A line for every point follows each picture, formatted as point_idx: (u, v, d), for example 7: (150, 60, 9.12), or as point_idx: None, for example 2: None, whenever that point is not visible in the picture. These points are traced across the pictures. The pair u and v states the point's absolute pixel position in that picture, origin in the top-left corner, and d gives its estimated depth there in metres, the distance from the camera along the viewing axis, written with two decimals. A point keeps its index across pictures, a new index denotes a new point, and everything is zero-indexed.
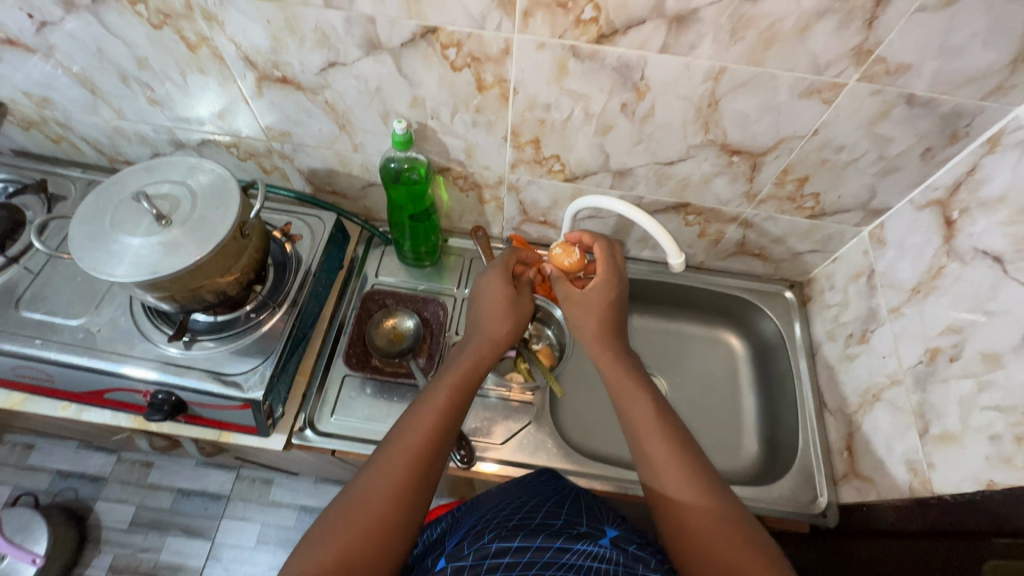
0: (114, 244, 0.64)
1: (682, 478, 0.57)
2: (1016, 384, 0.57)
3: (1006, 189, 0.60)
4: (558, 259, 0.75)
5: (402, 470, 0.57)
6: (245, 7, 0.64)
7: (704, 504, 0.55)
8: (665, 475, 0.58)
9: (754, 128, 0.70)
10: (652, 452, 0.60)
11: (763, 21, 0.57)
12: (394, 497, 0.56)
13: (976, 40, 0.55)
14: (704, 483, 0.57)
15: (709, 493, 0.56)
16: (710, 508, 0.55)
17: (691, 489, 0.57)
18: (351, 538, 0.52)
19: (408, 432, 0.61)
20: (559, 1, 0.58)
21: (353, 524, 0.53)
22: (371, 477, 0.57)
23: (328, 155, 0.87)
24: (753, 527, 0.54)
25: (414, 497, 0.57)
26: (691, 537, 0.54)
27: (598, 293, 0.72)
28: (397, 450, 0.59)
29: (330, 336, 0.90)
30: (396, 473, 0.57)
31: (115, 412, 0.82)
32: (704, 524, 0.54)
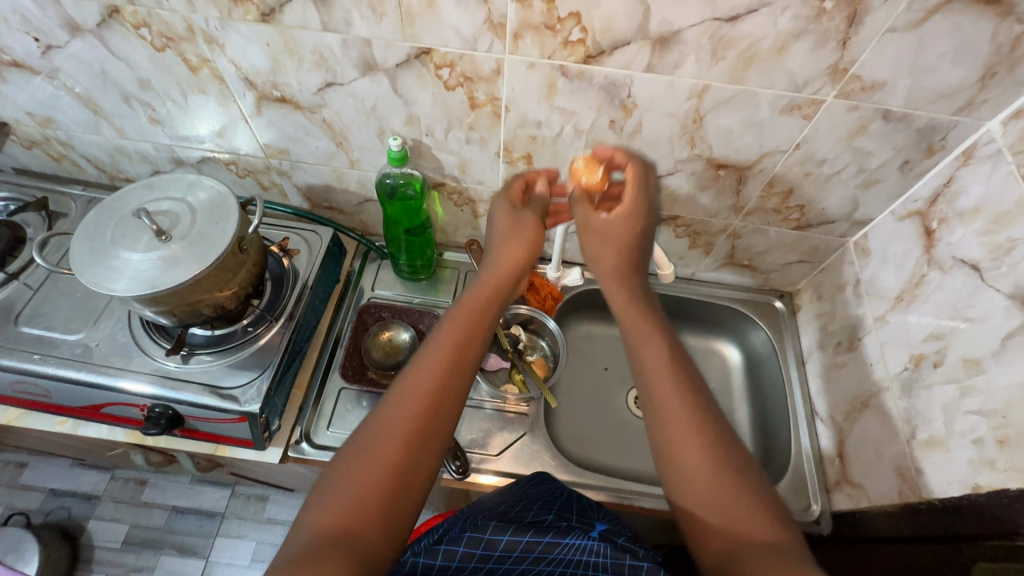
0: (114, 259, 0.66)
1: (699, 433, 0.53)
2: (996, 388, 0.58)
3: (981, 200, 0.62)
4: (580, 175, 0.69)
5: (407, 421, 0.52)
6: (246, 30, 0.66)
7: (719, 460, 0.51)
8: (683, 431, 0.54)
9: (738, 143, 0.72)
10: (670, 402, 0.56)
11: (742, 42, 0.60)
12: (399, 448, 0.51)
13: (944, 59, 0.58)
14: (720, 439, 0.53)
15: (727, 450, 0.52)
16: (725, 465, 0.51)
17: (707, 445, 0.52)
18: (357, 496, 0.48)
19: (412, 382, 0.55)
20: (548, 24, 0.61)
21: (358, 479, 0.49)
22: (374, 428, 0.52)
23: (325, 171, 0.89)
24: (766, 488, 0.51)
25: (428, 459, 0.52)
26: (703, 494, 0.50)
27: (615, 223, 0.66)
28: (401, 401, 0.54)
29: (326, 350, 0.91)
30: (400, 423, 0.52)
31: (112, 427, 0.83)
32: (720, 484, 0.50)
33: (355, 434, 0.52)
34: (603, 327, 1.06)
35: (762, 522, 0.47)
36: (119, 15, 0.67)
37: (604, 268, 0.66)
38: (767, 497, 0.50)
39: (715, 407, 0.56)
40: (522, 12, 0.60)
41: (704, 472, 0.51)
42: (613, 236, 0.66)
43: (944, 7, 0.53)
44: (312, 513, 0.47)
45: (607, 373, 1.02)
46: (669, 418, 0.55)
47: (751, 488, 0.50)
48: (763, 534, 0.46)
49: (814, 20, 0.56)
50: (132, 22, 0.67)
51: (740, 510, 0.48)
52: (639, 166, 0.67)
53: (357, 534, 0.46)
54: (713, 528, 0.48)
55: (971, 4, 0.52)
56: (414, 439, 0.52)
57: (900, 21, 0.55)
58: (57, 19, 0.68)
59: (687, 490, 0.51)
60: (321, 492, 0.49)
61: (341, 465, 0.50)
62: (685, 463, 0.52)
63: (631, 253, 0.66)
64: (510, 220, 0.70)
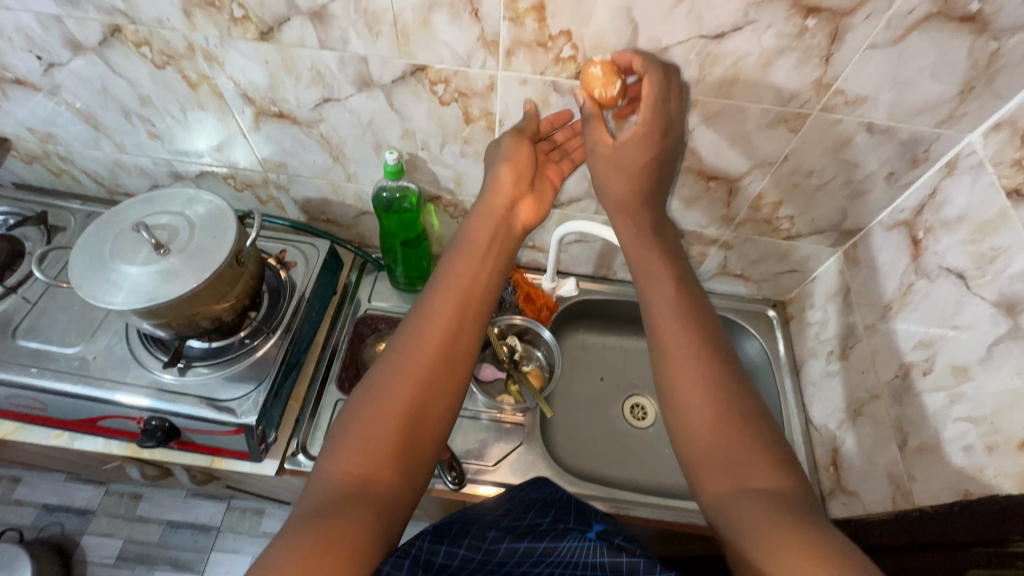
0: (113, 272, 0.66)
1: (701, 374, 0.54)
2: (984, 395, 0.59)
3: (964, 210, 0.64)
4: (592, 85, 0.61)
5: (421, 370, 0.54)
6: (245, 48, 0.67)
7: (719, 402, 0.52)
8: (687, 374, 0.54)
9: (727, 155, 0.74)
10: (671, 345, 0.56)
11: (729, 58, 0.61)
12: (414, 395, 0.53)
13: (924, 74, 0.59)
14: (724, 379, 0.54)
15: (730, 389, 0.53)
16: (725, 405, 0.52)
17: (711, 392, 0.53)
18: (372, 444, 0.50)
19: (424, 332, 0.57)
20: (539, 41, 0.62)
21: (373, 426, 0.51)
22: (389, 374, 0.54)
23: (322, 185, 0.90)
24: (768, 427, 0.51)
25: (435, 398, 0.54)
26: (700, 435, 0.51)
27: (628, 153, 0.62)
28: (414, 350, 0.56)
29: (323, 361, 0.92)
30: (414, 371, 0.54)
31: (108, 440, 0.83)
32: (719, 424, 0.50)
33: (371, 380, 0.54)
34: (598, 337, 1.06)
35: (758, 461, 0.48)
36: (120, 34, 0.68)
37: (615, 198, 0.65)
38: (767, 436, 0.50)
39: (721, 346, 0.57)
40: (515, 30, 0.61)
41: (706, 418, 0.51)
42: (625, 163, 0.62)
43: (921, 25, 0.55)
44: (332, 457, 0.49)
45: (602, 383, 1.03)
46: (670, 361, 0.56)
47: (751, 427, 0.50)
48: (757, 473, 0.47)
49: (797, 37, 0.58)
50: (133, 41, 0.69)
51: (737, 448, 0.49)
52: (653, 72, 0.60)
53: (374, 479, 0.48)
54: (710, 464, 0.49)
55: (948, 22, 0.54)
56: (429, 385, 0.54)
57: (880, 38, 0.57)
58: (60, 38, 0.70)
59: (686, 429, 0.52)
60: (339, 437, 0.51)
61: (358, 409, 0.52)
62: (686, 405, 0.53)
63: (649, 174, 0.64)
64: (516, 159, 0.69)
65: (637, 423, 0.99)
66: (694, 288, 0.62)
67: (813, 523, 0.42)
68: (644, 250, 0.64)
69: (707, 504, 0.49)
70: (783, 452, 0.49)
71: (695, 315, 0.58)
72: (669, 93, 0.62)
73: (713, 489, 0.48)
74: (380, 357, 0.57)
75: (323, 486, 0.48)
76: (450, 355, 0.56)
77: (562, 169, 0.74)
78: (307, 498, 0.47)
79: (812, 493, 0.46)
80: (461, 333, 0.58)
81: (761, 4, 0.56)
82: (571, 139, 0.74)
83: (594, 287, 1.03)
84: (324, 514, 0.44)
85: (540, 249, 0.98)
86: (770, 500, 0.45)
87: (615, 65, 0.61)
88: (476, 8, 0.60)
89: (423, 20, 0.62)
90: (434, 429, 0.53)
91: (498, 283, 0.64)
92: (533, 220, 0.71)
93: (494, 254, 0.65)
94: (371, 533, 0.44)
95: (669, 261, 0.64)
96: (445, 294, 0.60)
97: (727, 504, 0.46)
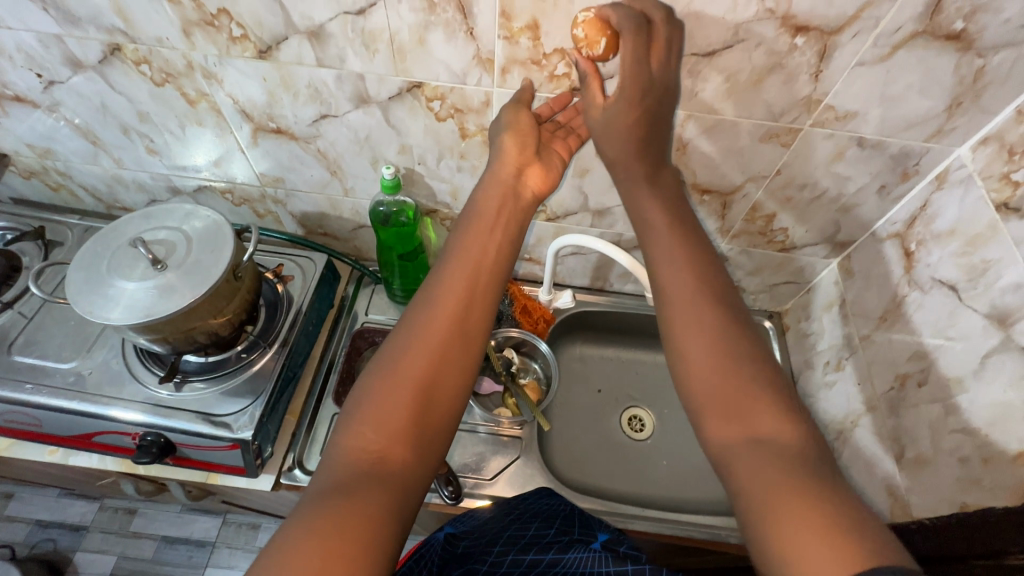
0: (110, 288, 0.67)
1: (709, 334, 0.53)
2: (978, 407, 0.59)
3: (955, 222, 0.64)
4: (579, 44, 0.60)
5: (434, 346, 0.54)
6: (243, 66, 0.68)
7: (729, 361, 0.51)
8: (697, 334, 0.53)
9: (721, 169, 0.74)
10: (678, 304, 0.56)
11: (720, 75, 0.62)
12: (427, 371, 0.53)
13: (912, 90, 0.60)
14: (735, 336, 0.53)
15: (740, 346, 0.52)
16: (734, 363, 0.51)
17: (722, 355, 0.52)
18: (384, 422, 0.50)
19: (435, 309, 0.57)
20: (534, 59, 0.63)
21: (387, 403, 0.51)
22: (402, 350, 0.54)
23: (319, 199, 0.91)
24: (778, 382, 0.50)
25: (451, 367, 0.54)
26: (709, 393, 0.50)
27: (618, 114, 0.61)
28: (426, 327, 0.56)
29: (320, 374, 0.92)
30: (427, 347, 0.54)
31: (103, 456, 0.82)
32: (727, 382, 0.50)
33: (383, 357, 0.54)
34: (595, 350, 1.06)
35: (767, 415, 0.47)
36: (120, 52, 0.69)
37: (611, 159, 0.64)
38: (777, 390, 0.49)
39: (730, 303, 0.56)
40: (509, 48, 0.62)
41: (716, 380, 0.51)
42: (614, 123, 0.62)
43: (908, 43, 0.56)
44: (347, 435, 0.50)
45: (600, 395, 1.03)
46: (677, 322, 0.55)
47: (760, 383, 0.49)
48: (765, 427, 0.47)
49: (786, 55, 0.59)
50: (132, 59, 0.70)
51: (744, 403, 0.48)
52: (627, 25, 0.56)
53: (389, 456, 0.48)
54: (718, 419, 0.49)
55: (934, 40, 0.55)
56: (442, 361, 0.54)
57: (868, 56, 0.58)
58: (60, 56, 0.71)
59: (694, 386, 0.52)
60: (352, 414, 0.51)
61: (371, 387, 0.52)
62: (693, 364, 0.52)
63: (644, 127, 0.62)
64: (518, 129, 0.66)
65: (635, 435, 0.99)
66: (701, 249, 0.60)
67: (820, 482, 0.42)
68: (643, 203, 0.63)
69: (713, 455, 0.49)
70: (793, 404, 0.49)
71: (708, 280, 0.57)
72: (654, 45, 0.57)
73: (720, 443, 0.48)
74: (391, 333, 0.56)
75: (338, 463, 0.48)
76: (464, 330, 0.56)
77: (569, 143, 0.69)
78: (324, 476, 0.48)
79: (822, 446, 0.46)
80: (473, 308, 0.58)
81: (751, 23, 0.57)
82: (576, 113, 0.69)
83: (590, 299, 1.03)
84: (341, 495, 0.45)
85: (537, 262, 0.99)
86: (778, 456, 0.44)
87: (597, 20, 0.57)
88: (471, 27, 0.60)
89: (419, 39, 0.62)
90: (449, 404, 0.53)
91: (510, 255, 0.64)
92: (542, 187, 0.69)
93: (504, 226, 0.64)
94: (388, 509, 0.45)
95: (673, 215, 0.62)
96: (456, 271, 0.60)
97: (733, 458, 0.46)
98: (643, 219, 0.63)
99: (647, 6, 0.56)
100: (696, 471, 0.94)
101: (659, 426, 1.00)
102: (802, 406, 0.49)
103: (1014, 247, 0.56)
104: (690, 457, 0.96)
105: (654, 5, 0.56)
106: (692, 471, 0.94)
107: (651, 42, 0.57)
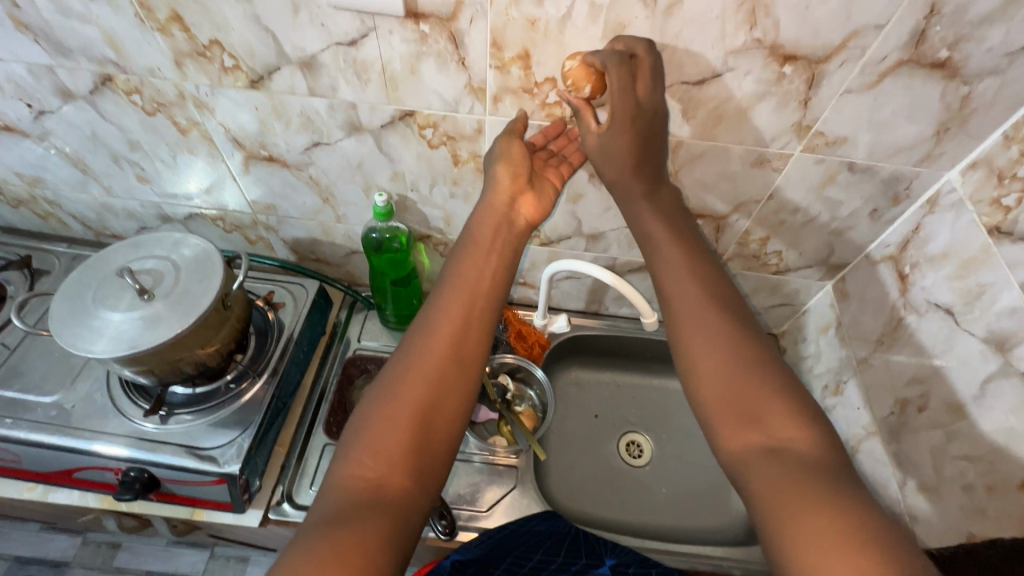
0: (95, 320, 0.65)
1: (716, 347, 0.54)
2: (979, 433, 0.58)
3: (948, 246, 0.65)
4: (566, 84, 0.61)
5: (433, 368, 0.54)
6: (236, 95, 0.68)
7: (737, 371, 0.52)
8: (703, 355, 0.54)
9: (713, 194, 0.75)
10: (684, 318, 0.57)
11: (711, 102, 0.63)
12: (427, 394, 0.52)
13: (900, 116, 0.61)
14: (742, 346, 0.54)
15: (749, 357, 0.53)
16: (745, 371, 0.52)
17: (731, 373, 0.52)
18: (382, 449, 0.49)
19: (432, 333, 0.56)
20: (525, 88, 0.64)
21: (385, 428, 0.50)
22: (400, 374, 0.53)
23: (312, 226, 0.90)
24: (789, 388, 0.50)
25: (452, 391, 0.53)
26: (719, 400, 0.51)
27: (613, 140, 0.62)
28: (422, 351, 0.55)
29: (311, 404, 0.89)
30: (426, 370, 0.53)
31: (84, 493, 0.79)
32: (737, 393, 0.51)
33: (382, 382, 0.54)
34: (592, 374, 1.05)
35: (781, 423, 0.48)
36: (112, 82, 0.69)
37: (610, 180, 0.65)
38: (789, 396, 0.50)
39: (736, 313, 0.57)
40: (501, 77, 0.63)
41: (725, 400, 0.51)
42: (613, 146, 0.62)
43: (895, 71, 0.57)
44: (346, 462, 0.49)
45: (597, 420, 1.01)
46: (684, 338, 0.56)
47: (771, 391, 0.50)
48: (781, 440, 0.47)
49: (775, 83, 0.60)
50: (124, 89, 0.70)
51: (757, 411, 0.49)
52: (610, 61, 0.56)
53: (388, 483, 0.47)
54: (731, 427, 0.50)
55: (919, 68, 0.56)
56: (440, 385, 0.53)
57: (856, 83, 0.59)
58: (50, 86, 0.70)
59: (705, 396, 0.52)
60: (351, 440, 0.50)
61: (371, 412, 0.51)
62: (704, 382, 0.53)
63: (640, 152, 0.63)
64: (509, 158, 0.66)
65: (633, 461, 0.97)
66: (708, 271, 0.60)
67: (836, 489, 0.42)
68: (643, 218, 0.65)
69: (730, 464, 0.49)
70: (806, 409, 0.49)
71: (716, 300, 0.57)
72: (641, 78, 0.58)
73: (735, 451, 0.49)
74: (391, 357, 0.56)
75: (338, 490, 0.47)
76: (460, 352, 0.56)
77: (563, 171, 0.69)
78: (324, 504, 0.47)
79: (838, 453, 0.46)
80: (470, 330, 0.57)
81: (739, 53, 0.57)
82: (570, 141, 0.69)
83: (585, 323, 1.02)
84: (340, 523, 0.44)
85: (531, 285, 0.98)
86: (793, 465, 0.45)
87: (582, 62, 0.59)
88: (463, 57, 0.61)
89: (411, 68, 0.63)
90: (448, 426, 0.52)
91: (506, 276, 0.63)
92: (536, 215, 0.70)
93: (500, 249, 0.65)
94: (389, 538, 0.44)
95: (674, 230, 0.64)
96: (452, 295, 0.59)
97: (749, 467, 0.47)
98: (646, 235, 0.65)
99: (628, 42, 0.57)
100: (696, 498, 0.92)
101: (657, 452, 0.98)
102: (818, 415, 0.49)
103: (1008, 271, 0.56)
104: (689, 483, 0.94)
105: (636, 39, 0.57)
106: (692, 498, 0.92)
107: (636, 73, 0.58)
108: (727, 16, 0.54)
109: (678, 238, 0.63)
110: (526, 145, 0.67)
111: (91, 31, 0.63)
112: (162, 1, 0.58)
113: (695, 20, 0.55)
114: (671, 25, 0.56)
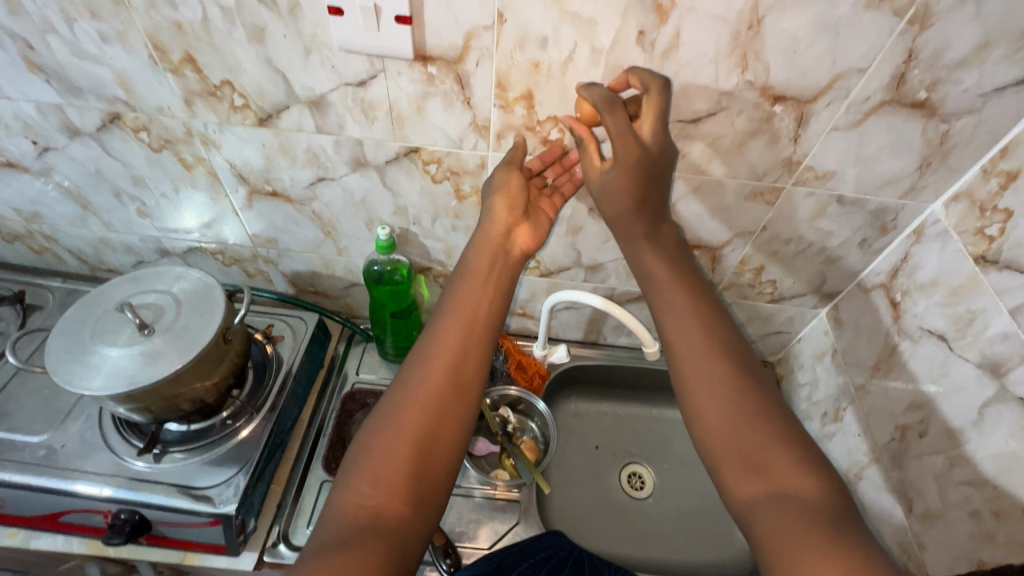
0: (92, 356, 0.64)
1: (721, 392, 0.54)
2: (981, 458, 0.59)
3: (937, 273, 0.67)
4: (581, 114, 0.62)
5: (432, 397, 0.53)
6: (243, 132, 0.70)
7: (741, 417, 0.52)
8: (697, 387, 0.55)
9: (708, 225, 0.77)
10: (688, 358, 0.57)
11: (706, 139, 0.65)
12: (425, 422, 0.52)
13: (884, 152, 0.64)
14: (742, 386, 0.55)
15: (750, 399, 0.54)
16: (745, 414, 0.52)
17: (728, 408, 0.53)
18: (383, 475, 0.48)
19: (431, 361, 0.56)
20: (528, 125, 0.66)
21: (384, 456, 0.49)
22: (400, 401, 0.53)
23: (313, 259, 0.90)
24: (797, 436, 0.51)
25: (451, 420, 0.53)
26: (721, 439, 0.52)
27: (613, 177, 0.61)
28: (423, 377, 0.55)
29: (309, 439, 0.88)
30: (425, 398, 0.53)
31: (69, 538, 0.75)
32: (741, 431, 0.52)
33: (380, 411, 0.53)
34: (591, 404, 1.05)
35: (785, 469, 0.48)
36: (120, 120, 0.70)
37: (610, 216, 0.65)
38: (794, 442, 0.50)
39: (740, 356, 0.57)
40: (504, 116, 0.65)
41: (719, 432, 0.52)
42: (608, 187, 0.62)
43: (878, 110, 0.60)
44: (344, 491, 0.48)
45: (597, 451, 1.00)
46: (688, 382, 0.56)
47: (773, 433, 0.51)
48: (784, 482, 0.48)
49: (767, 121, 0.63)
50: (132, 126, 0.71)
51: (759, 454, 0.50)
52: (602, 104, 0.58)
53: (388, 510, 0.47)
54: (737, 471, 0.50)
55: (901, 107, 0.60)
56: (441, 412, 0.53)
57: (842, 121, 0.62)
58: (58, 124, 0.71)
59: (709, 434, 0.53)
60: (351, 468, 0.49)
61: (370, 440, 0.51)
62: (706, 418, 0.54)
63: (639, 189, 0.62)
64: (508, 189, 0.66)
65: (634, 493, 0.95)
66: (703, 301, 0.62)
67: (843, 537, 0.42)
68: (643, 257, 0.65)
69: (735, 508, 0.49)
70: (806, 451, 0.50)
71: (708, 327, 0.59)
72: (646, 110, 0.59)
73: (740, 496, 0.49)
74: (390, 385, 0.55)
75: (335, 520, 0.46)
76: (459, 379, 0.56)
77: (555, 202, 0.71)
78: (321, 532, 0.46)
79: (846, 503, 0.46)
80: (469, 357, 0.57)
81: (732, 93, 0.60)
82: (564, 169, 0.71)
83: (585, 353, 1.02)
84: (339, 549, 0.43)
85: (530, 316, 0.98)
86: (802, 517, 0.45)
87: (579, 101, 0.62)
88: (468, 96, 0.63)
89: (417, 107, 0.65)
90: (447, 455, 0.52)
91: (502, 308, 0.64)
92: (531, 245, 0.70)
93: (498, 281, 0.65)
94: (388, 568, 0.43)
95: (677, 269, 0.65)
96: (451, 324, 0.60)
97: (754, 512, 0.47)
98: (648, 274, 0.65)
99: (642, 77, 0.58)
100: (698, 529, 0.91)
101: (659, 484, 0.97)
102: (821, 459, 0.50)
103: (997, 298, 0.59)
104: (691, 514, 0.93)
105: (649, 76, 0.58)
106: (693, 531, 0.91)
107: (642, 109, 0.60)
108: (721, 60, 0.57)
109: (676, 274, 0.64)
110: (523, 172, 0.68)
111: (102, 71, 0.64)
112: (177, 44, 0.60)
113: (690, 63, 0.58)
114: (667, 67, 0.59)
